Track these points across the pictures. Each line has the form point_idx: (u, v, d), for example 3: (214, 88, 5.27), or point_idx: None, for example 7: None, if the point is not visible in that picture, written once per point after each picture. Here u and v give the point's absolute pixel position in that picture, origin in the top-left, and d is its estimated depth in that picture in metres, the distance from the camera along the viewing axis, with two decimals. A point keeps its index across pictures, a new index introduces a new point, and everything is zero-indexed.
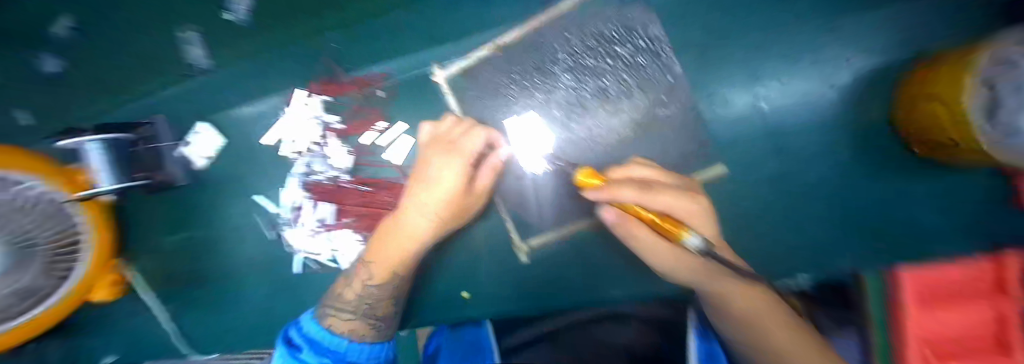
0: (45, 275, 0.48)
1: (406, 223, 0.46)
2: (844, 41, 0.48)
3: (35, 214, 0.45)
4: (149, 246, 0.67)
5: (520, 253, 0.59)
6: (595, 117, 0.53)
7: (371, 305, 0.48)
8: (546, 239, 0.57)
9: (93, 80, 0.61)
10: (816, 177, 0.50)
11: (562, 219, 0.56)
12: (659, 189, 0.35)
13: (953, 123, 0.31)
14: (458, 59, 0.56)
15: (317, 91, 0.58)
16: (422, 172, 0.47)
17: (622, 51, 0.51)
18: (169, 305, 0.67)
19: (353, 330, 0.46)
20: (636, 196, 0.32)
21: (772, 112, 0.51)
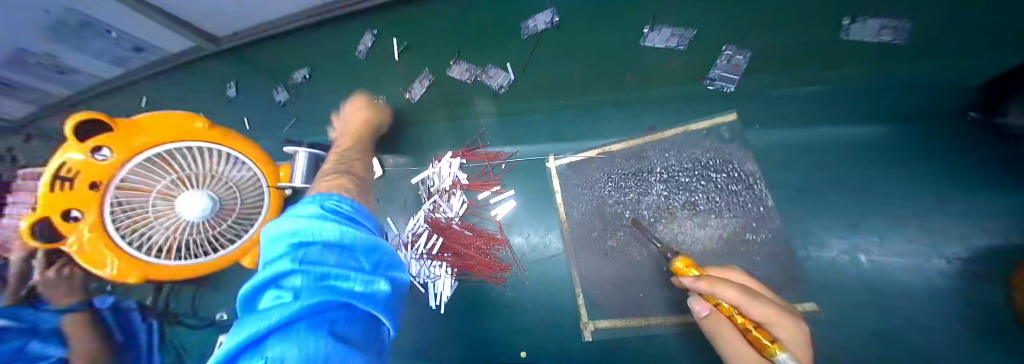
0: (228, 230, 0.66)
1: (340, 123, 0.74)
2: (955, 218, 0.50)
3: (247, 187, 0.67)
4: None
5: (583, 331, 0.62)
6: (682, 225, 0.60)
7: (349, 168, 0.62)
8: (611, 324, 0.60)
9: (325, 117, 0.93)
10: (930, 346, 0.47)
11: (636, 311, 0.59)
12: (761, 297, 0.37)
13: None
14: (570, 155, 0.71)
15: (459, 154, 0.76)
16: (370, 103, 0.79)
17: (715, 176, 0.60)
18: None
19: (334, 185, 0.54)
20: (739, 296, 0.36)
21: (875, 269, 0.52)
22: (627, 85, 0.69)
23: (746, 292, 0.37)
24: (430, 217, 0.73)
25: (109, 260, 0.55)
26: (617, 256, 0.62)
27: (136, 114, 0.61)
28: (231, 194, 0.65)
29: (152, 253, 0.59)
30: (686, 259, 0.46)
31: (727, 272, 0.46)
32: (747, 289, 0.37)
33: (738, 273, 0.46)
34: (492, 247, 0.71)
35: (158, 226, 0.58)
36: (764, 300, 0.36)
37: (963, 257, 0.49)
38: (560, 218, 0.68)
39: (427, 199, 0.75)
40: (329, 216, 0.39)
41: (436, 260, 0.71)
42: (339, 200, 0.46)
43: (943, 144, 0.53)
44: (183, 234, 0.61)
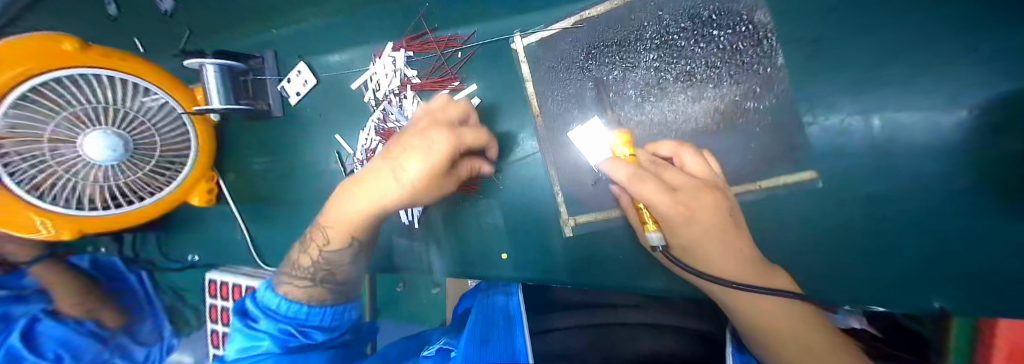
0: (157, 170, 0.69)
1: (371, 194, 0.46)
2: None
3: (156, 118, 0.66)
4: (255, 165, 0.81)
5: (565, 227, 0.60)
6: (673, 101, 0.51)
7: (328, 271, 0.54)
8: (592, 218, 0.57)
9: (242, 21, 0.76)
10: (922, 203, 0.44)
11: (599, 206, 0.56)
12: (648, 182, 0.40)
13: None
14: (540, 29, 0.56)
15: (403, 46, 0.61)
16: (398, 146, 0.45)
17: (717, 34, 0.48)
18: (262, 219, 0.81)
19: (310, 296, 0.52)
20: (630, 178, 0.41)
21: (895, 128, 0.44)
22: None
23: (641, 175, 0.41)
24: (383, 128, 0.63)
25: (40, 220, 0.60)
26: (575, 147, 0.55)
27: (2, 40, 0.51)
28: (141, 129, 0.64)
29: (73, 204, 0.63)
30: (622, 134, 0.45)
31: (609, 168, 0.42)
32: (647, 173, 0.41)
33: (620, 169, 0.41)
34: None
35: (73, 177, 0.60)
36: (652, 182, 0.40)
37: None
38: (533, 112, 0.58)
39: (376, 107, 0.64)
40: (268, 327, 0.48)
41: None
42: (262, 295, 0.52)
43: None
44: (109, 181, 0.64)
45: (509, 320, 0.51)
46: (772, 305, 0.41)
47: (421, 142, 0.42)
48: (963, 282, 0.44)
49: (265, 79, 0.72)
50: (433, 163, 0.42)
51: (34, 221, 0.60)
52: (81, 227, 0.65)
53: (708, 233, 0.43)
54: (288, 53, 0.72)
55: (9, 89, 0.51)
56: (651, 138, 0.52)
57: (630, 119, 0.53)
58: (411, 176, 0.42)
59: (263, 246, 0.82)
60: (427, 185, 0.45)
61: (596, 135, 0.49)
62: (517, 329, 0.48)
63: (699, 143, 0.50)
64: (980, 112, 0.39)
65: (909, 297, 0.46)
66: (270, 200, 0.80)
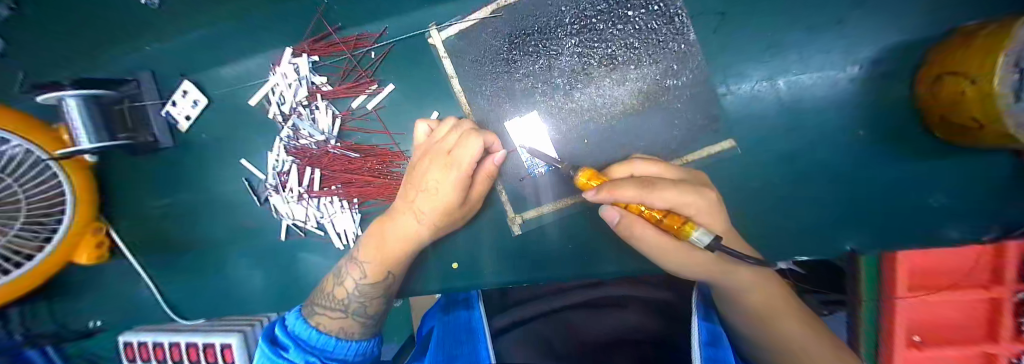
0: (27, 232, 0.54)
1: (402, 221, 0.49)
2: (874, 13, 0.44)
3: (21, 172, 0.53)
4: (153, 206, 0.69)
5: (512, 226, 0.58)
6: (600, 87, 0.50)
7: (363, 304, 0.50)
8: (536, 214, 0.56)
9: (100, 38, 0.64)
10: (827, 156, 0.49)
11: (538, 200, 0.55)
12: (658, 186, 0.34)
13: (978, 104, 0.30)
14: (456, 21, 0.52)
15: (305, 50, 0.54)
16: (416, 176, 0.48)
17: (633, 15, 0.47)
18: (175, 266, 0.70)
19: (341, 328, 0.49)
20: (638, 194, 0.33)
21: (793, 90, 0.48)
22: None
23: (643, 186, 0.33)
24: (294, 146, 0.56)
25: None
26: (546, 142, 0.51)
27: None
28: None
29: None
30: (585, 171, 0.38)
31: (614, 189, 0.33)
32: (642, 180, 0.34)
33: (627, 186, 0.33)
34: (356, 166, 0.56)
35: None
36: (660, 190, 0.33)
37: (874, 58, 0.45)
38: (463, 110, 0.54)
39: (284, 123, 0.56)
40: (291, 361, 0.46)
41: (323, 195, 0.57)
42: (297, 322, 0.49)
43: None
44: None
45: (471, 335, 0.47)
46: (757, 281, 0.39)
47: (440, 170, 0.46)
48: (864, 222, 0.49)
49: (144, 106, 0.61)
50: (458, 187, 0.46)
51: None
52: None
53: (714, 221, 0.37)
54: (169, 71, 0.62)
55: None
56: (584, 125, 0.51)
57: (560, 108, 0.51)
58: (439, 188, 0.46)
59: (179, 298, 0.71)
60: (445, 210, 0.49)
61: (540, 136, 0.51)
62: (477, 335, 0.46)
63: (628, 127, 0.50)
64: None
65: (829, 246, 0.49)
66: (180, 243, 0.69)
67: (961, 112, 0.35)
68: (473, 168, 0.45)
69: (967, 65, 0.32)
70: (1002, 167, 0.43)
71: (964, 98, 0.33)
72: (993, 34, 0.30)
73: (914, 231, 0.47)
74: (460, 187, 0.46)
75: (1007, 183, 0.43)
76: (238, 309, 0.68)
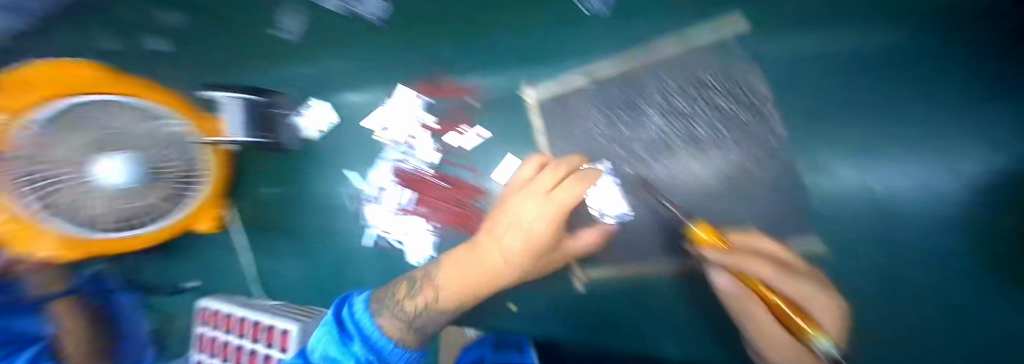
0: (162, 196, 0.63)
1: (496, 234, 0.58)
2: (1008, 121, 0.41)
3: (180, 149, 0.64)
4: (255, 195, 0.80)
5: (577, 283, 0.59)
6: (679, 161, 0.53)
7: (426, 318, 0.59)
8: (605, 274, 0.57)
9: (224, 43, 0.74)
10: (922, 270, 0.47)
11: (610, 259, 0.57)
12: (774, 271, 0.43)
13: None
14: (552, 84, 0.60)
15: (421, 92, 0.65)
16: (501, 218, 0.59)
17: (720, 103, 0.52)
18: (268, 249, 0.81)
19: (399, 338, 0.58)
20: (737, 261, 0.43)
21: (888, 195, 0.47)
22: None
23: (747, 259, 0.43)
24: (401, 170, 0.68)
25: (44, 233, 0.56)
26: (616, 201, 0.55)
27: (30, 69, 0.54)
28: (160, 154, 0.61)
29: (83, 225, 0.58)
30: (706, 227, 0.46)
31: (737, 256, 0.43)
32: (751, 259, 0.44)
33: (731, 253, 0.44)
34: (445, 194, 0.65)
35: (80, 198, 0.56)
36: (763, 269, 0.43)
37: (1000, 171, 0.41)
38: (544, 161, 0.60)
39: (394, 149, 0.68)
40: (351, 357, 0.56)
41: (412, 214, 0.67)
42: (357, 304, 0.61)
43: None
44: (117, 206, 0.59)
45: None
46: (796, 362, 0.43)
47: (535, 213, 0.56)
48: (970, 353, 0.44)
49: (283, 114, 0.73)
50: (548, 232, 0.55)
51: (37, 235, 0.56)
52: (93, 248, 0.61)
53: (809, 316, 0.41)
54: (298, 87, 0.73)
55: (30, 111, 0.51)
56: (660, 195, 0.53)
57: (639, 176, 0.55)
58: (538, 230, 0.55)
59: (267, 277, 0.82)
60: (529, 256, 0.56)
61: (615, 199, 0.55)
62: None
63: (702, 204, 0.52)
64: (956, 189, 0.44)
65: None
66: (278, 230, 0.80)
67: None
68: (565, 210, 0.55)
69: None
70: None
71: None
72: None
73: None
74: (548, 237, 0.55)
75: None
76: (317, 297, 0.78)
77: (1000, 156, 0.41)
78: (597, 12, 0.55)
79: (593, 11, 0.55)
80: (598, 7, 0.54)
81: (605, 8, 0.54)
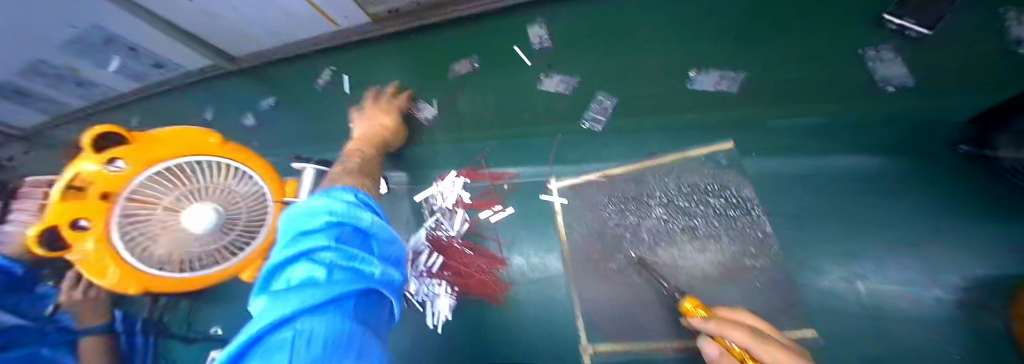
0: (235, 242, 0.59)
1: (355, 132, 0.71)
2: (947, 249, 0.52)
3: (252, 204, 0.60)
4: None
5: (583, 356, 0.60)
6: (682, 249, 0.60)
7: None
8: (612, 348, 0.59)
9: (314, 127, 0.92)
10: None
11: (620, 335, 0.59)
12: (775, 343, 0.35)
13: None
14: (571, 177, 0.72)
15: (464, 174, 0.78)
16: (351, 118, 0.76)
17: (713, 202, 0.62)
18: None
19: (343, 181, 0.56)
20: (743, 338, 0.35)
21: (879, 296, 0.52)
22: (611, 115, 0.71)
23: (755, 335, 0.36)
24: (432, 235, 0.74)
25: (113, 273, 0.49)
26: (624, 279, 0.62)
27: (159, 133, 0.57)
28: (234, 208, 0.58)
29: (153, 263, 0.52)
30: (691, 300, 0.47)
31: (721, 328, 0.38)
32: (756, 334, 0.36)
33: (737, 330, 0.36)
34: (471, 261, 0.71)
35: (163, 236, 0.52)
36: (779, 348, 0.35)
37: (965, 287, 0.50)
38: (560, 239, 0.69)
39: (429, 216, 0.76)
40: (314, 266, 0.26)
41: (435, 278, 0.70)
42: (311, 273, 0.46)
43: (912, 170, 0.58)
44: (187, 248, 0.54)
45: None
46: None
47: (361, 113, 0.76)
48: None
49: None
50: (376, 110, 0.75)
51: (108, 272, 0.49)
52: (146, 288, 0.53)
53: None
54: None
55: (145, 169, 0.52)
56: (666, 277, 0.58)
57: (647, 258, 0.61)
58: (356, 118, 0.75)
59: None
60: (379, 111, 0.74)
61: (625, 278, 0.62)
62: None
63: (706, 289, 0.56)
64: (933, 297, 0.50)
65: None
66: None
67: None
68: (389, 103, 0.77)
69: None
70: None
71: None
72: None
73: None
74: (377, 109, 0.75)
75: None
76: None
77: (939, 262, 0.52)
78: (593, 128, 0.72)
79: (591, 128, 0.72)
80: (595, 125, 0.71)
81: (600, 126, 0.71)
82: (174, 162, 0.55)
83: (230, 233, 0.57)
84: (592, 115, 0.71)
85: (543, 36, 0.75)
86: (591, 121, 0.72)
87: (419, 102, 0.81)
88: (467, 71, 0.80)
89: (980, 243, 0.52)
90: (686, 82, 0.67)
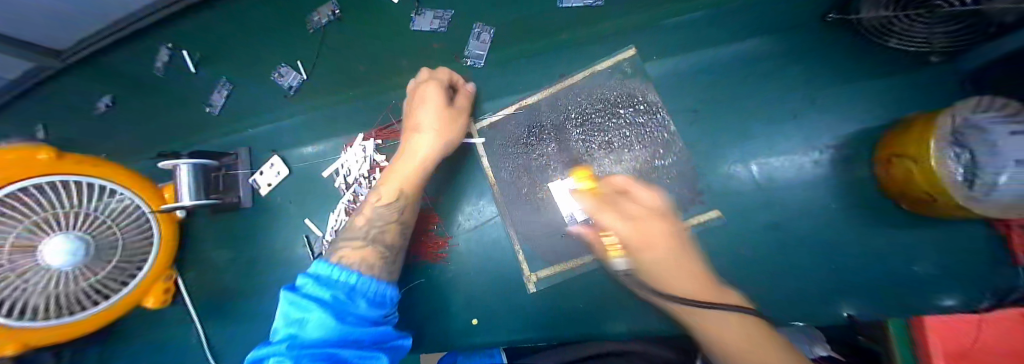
0: (120, 268, 0.59)
1: (416, 155, 0.54)
2: (824, 111, 0.58)
3: (120, 217, 0.59)
4: (207, 259, 0.80)
5: (527, 284, 0.64)
6: (601, 165, 0.61)
7: (382, 229, 0.50)
8: (552, 272, 0.62)
9: (203, 120, 0.82)
10: (807, 224, 0.56)
11: (555, 259, 0.62)
12: (607, 209, 0.45)
13: (926, 180, 0.42)
14: (489, 116, 0.68)
15: (372, 136, 0.70)
16: (411, 121, 0.57)
17: (623, 112, 0.61)
18: (215, 317, 0.77)
19: (364, 260, 0.46)
20: (594, 208, 0.47)
21: (766, 168, 0.59)
22: (491, 48, 0.67)
23: (598, 207, 0.46)
24: (352, 209, 0.68)
25: None
26: (554, 206, 0.61)
27: None
28: (107, 231, 0.56)
29: (19, 315, 0.51)
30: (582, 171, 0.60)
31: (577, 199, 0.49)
32: (602, 202, 0.47)
33: (589, 200, 0.49)
34: None
35: (26, 285, 0.50)
36: (614, 215, 0.44)
37: (834, 144, 0.57)
38: (488, 181, 0.67)
39: (346, 190, 0.70)
40: (320, 299, 0.38)
41: None
42: (321, 266, 0.43)
43: (812, 43, 0.59)
44: (59, 289, 0.53)
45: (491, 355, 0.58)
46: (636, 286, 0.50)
47: (428, 110, 0.56)
48: (865, 289, 0.53)
49: (236, 173, 0.77)
50: (442, 116, 0.57)
51: None
52: (24, 344, 0.53)
53: (671, 271, 0.40)
54: (262, 148, 0.79)
55: None
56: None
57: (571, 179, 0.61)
58: (424, 146, 0.54)
59: (214, 349, 0.76)
60: (445, 120, 0.57)
61: (553, 207, 0.62)
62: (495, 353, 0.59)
63: None
64: (806, 158, 0.58)
65: (824, 310, 0.54)
66: (230, 293, 0.78)
67: (911, 186, 0.46)
68: (444, 97, 0.58)
69: (906, 150, 0.45)
70: (976, 236, 0.50)
71: (914, 178, 0.45)
72: (923, 127, 0.43)
73: (914, 294, 0.52)
74: (444, 119, 0.57)
75: (984, 254, 0.50)
76: None
77: (814, 125, 0.58)
78: (475, 65, 0.68)
79: (474, 65, 0.68)
80: (476, 61, 0.68)
81: (481, 61, 0.68)
82: (1, 193, 0.46)
83: (109, 265, 0.57)
84: (472, 50, 0.67)
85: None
86: (472, 58, 0.67)
87: (282, 67, 0.74)
88: (326, 22, 0.68)
89: (860, 101, 0.57)
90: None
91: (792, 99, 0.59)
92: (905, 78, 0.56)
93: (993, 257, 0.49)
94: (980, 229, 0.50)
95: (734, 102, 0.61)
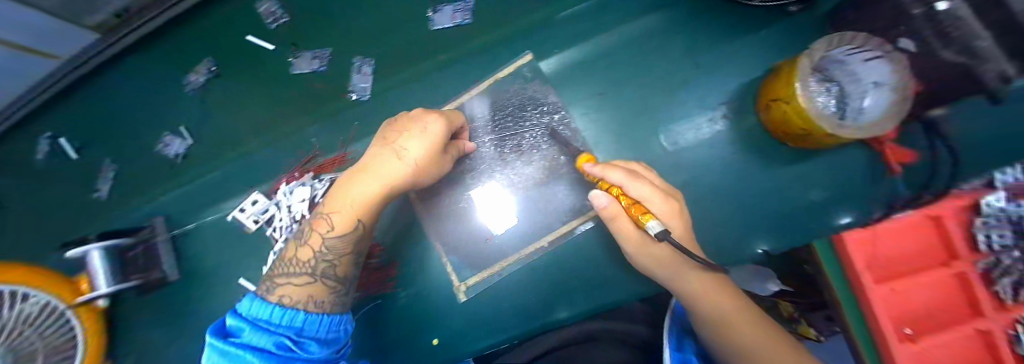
0: None
1: (382, 178, 0.49)
2: (711, 72, 0.63)
3: (38, 321, 0.53)
4: (139, 345, 0.73)
5: (458, 294, 0.65)
6: (514, 168, 0.63)
7: (332, 264, 0.48)
8: (478, 279, 0.64)
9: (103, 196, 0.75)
10: (717, 177, 0.61)
11: (484, 263, 0.64)
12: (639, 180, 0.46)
13: (797, 117, 0.48)
14: None
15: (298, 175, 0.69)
16: (392, 137, 0.51)
17: (529, 114, 0.64)
18: None
19: (310, 298, 0.45)
20: (623, 177, 0.45)
21: (671, 134, 0.63)
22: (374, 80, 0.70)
23: (629, 176, 0.46)
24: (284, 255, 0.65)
25: None
26: (475, 215, 0.64)
27: None
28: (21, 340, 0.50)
29: None
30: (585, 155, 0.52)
31: (605, 168, 0.47)
32: (632, 174, 0.47)
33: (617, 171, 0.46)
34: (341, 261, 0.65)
35: None
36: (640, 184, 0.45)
37: (724, 100, 0.62)
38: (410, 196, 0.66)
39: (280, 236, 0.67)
40: (263, 346, 0.38)
41: None
42: (251, 306, 0.42)
43: (690, 9, 0.64)
44: None
45: None
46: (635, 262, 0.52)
47: (416, 137, 0.49)
48: (778, 226, 0.58)
49: (155, 243, 0.70)
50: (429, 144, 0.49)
51: None
52: None
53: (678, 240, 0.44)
54: (181, 213, 0.74)
55: None
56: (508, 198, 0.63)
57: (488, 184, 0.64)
58: (412, 157, 0.49)
59: None
60: (435, 154, 0.50)
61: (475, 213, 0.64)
62: None
63: (540, 195, 0.62)
64: (705, 117, 0.62)
65: (748, 253, 0.58)
66: None
67: (791, 125, 0.51)
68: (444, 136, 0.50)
69: (779, 96, 0.51)
70: (852, 157, 0.57)
71: (789, 117, 0.50)
72: (789, 72, 0.49)
73: (823, 222, 0.57)
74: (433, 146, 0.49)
75: (864, 171, 0.56)
76: None
77: (706, 85, 0.63)
78: (361, 98, 0.70)
79: (361, 98, 0.70)
80: (362, 94, 0.70)
81: (367, 93, 0.70)
82: None
83: None
84: (355, 85, 0.70)
85: (275, 12, 0.70)
86: (357, 92, 0.70)
87: (167, 135, 0.74)
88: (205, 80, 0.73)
89: (740, 56, 0.62)
90: (428, 24, 0.69)
91: (682, 66, 0.64)
92: (773, 28, 0.61)
93: (873, 173, 0.56)
94: (854, 151, 0.57)
95: (635, 77, 0.65)
